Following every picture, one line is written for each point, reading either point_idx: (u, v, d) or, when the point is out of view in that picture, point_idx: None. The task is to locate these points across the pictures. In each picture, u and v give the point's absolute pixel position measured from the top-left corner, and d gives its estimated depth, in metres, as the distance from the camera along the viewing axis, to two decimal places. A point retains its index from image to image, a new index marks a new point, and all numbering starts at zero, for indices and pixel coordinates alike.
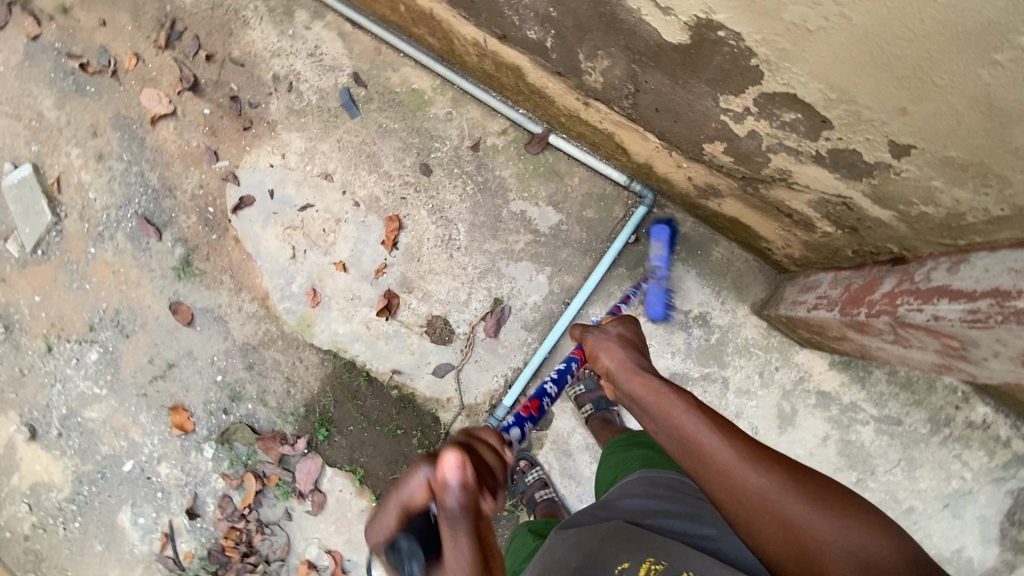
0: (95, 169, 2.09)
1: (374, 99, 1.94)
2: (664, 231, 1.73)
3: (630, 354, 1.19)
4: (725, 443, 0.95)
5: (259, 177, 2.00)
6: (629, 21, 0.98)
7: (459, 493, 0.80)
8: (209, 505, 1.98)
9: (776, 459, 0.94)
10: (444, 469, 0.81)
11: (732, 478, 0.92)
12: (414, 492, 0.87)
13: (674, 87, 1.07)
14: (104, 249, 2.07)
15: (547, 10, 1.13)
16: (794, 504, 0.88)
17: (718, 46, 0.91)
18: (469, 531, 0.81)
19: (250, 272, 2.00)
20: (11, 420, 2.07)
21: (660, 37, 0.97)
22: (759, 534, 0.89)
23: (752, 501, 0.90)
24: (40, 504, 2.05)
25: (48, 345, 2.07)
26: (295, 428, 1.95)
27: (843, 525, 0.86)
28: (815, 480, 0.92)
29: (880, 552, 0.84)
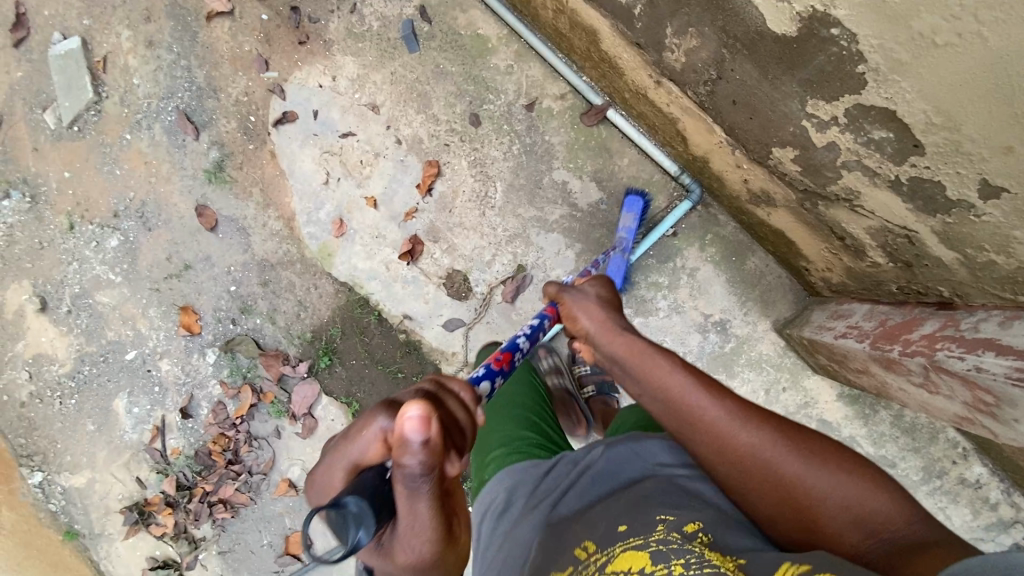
0: (143, 55, 2.05)
1: (437, 38, 1.88)
2: (636, 202, 1.70)
3: (607, 314, 1.22)
4: (714, 403, 1.00)
5: (306, 95, 1.96)
6: (735, 1, 0.92)
7: (421, 455, 0.76)
8: (203, 408, 2.01)
9: (762, 415, 0.99)
10: (404, 427, 0.76)
11: (720, 437, 0.97)
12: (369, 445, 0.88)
13: (760, 82, 1.01)
14: (140, 138, 2.05)
15: None
16: (787, 462, 0.93)
17: (825, 45, 0.86)
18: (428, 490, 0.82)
19: (281, 190, 1.98)
20: (24, 289, 2.11)
21: (764, 23, 0.92)
22: (756, 492, 0.94)
23: (747, 462, 0.95)
24: (40, 375, 2.10)
25: (71, 224, 2.08)
26: (298, 351, 1.97)
27: (840, 482, 0.90)
28: (810, 439, 0.96)
29: (883, 507, 0.87)
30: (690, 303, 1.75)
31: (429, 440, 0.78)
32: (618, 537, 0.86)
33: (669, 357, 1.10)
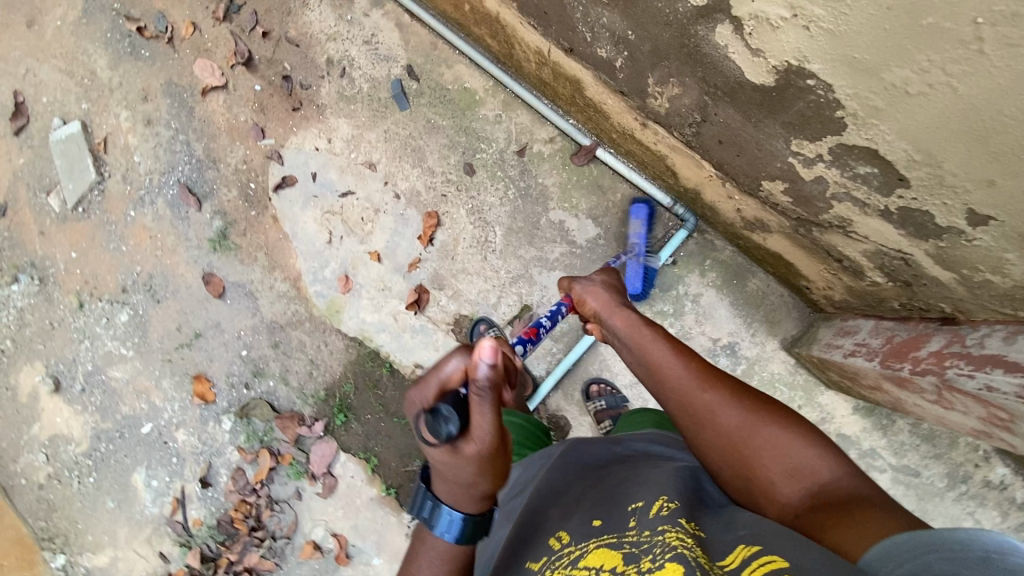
0: (142, 133, 2.11)
1: (426, 94, 1.95)
2: (642, 209, 1.77)
3: (612, 295, 1.36)
4: (682, 364, 1.10)
5: (303, 159, 2.01)
6: (711, 56, 0.95)
7: (490, 371, 0.89)
8: (222, 476, 2.01)
9: (723, 379, 1.07)
10: (479, 352, 0.91)
11: (682, 392, 1.07)
12: (451, 373, 0.98)
13: (744, 124, 1.05)
14: (144, 214, 2.10)
15: (624, 32, 1.09)
16: (737, 420, 0.99)
17: (803, 93, 0.90)
18: (494, 401, 0.91)
19: (285, 252, 2.01)
20: (37, 370, 2.14)
21: (742, 74, 0.95)
22: (707, 444, 1.00)
23: (702, 415, 1.02)
24: (58, 455, 2.12)
25: (80, 302, 2.12)
26: (313, 410, 1.98)
27: (782, 438, 0.95)
28: (765, 403, 1.02)
29: (820, 464, 0.91)
30: (698, 329, 1.77)
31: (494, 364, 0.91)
32: (592, 532, 0.85)
33: (655, 329, 1.21)
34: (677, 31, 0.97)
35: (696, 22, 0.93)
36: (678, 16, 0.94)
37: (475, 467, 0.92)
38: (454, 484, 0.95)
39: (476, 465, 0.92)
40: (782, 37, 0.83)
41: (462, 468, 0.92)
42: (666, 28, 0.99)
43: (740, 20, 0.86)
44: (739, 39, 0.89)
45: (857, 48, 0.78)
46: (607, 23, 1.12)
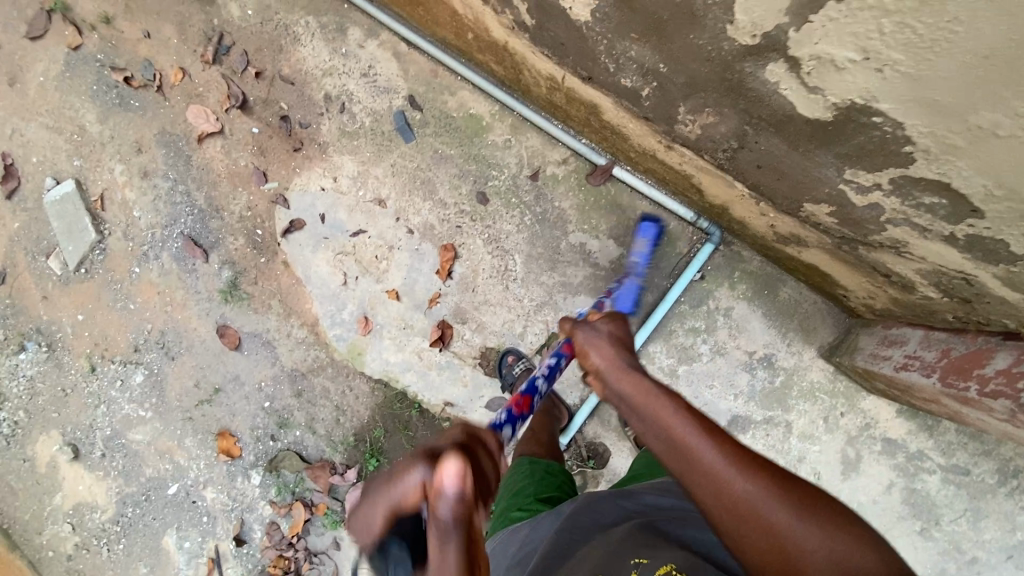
0: (140, 186, 2.04)
1: (431, 124, 1.89)
2: (649, 229, 1.72)
3: (619, 354, 1.21)
4: (713, 445, 0.90)
5: (310, 200, 1.95)
6: (758, 91, 0.92)
7: (455, 505, 0.77)
8: (256, 531, 1.96)
9: (766, 467, 0.88)
10: (444, 478, 0.79)
11: (719, 484, 0.86)
12: (412, 492, 0.85)
13: (790, 153, 1.02)
14: (149, 269, 2.03)
15: (655, 65, 1.04)
16: (790, 524, 0.82)
17: (866, 129, 0.86)
18: (460, 539, 0.75)
19: (300, 297, 1.96)
20: (54, 439, 2.07)
21: (792, 108, 0.92)
22: (742, 541, 0.84)
23: (739, 509, 0.84)
24: (83, 524, 2.06)
25: (92, 366, 2.05)
26: (344, 458, 1.93)
27: (842, 549, 0.79)
28: (804, 490, 0.86)
29: (876, 574, 0.77)
30: (732, 344, 1.74)
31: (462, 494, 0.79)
32: None
33: (671, 396, 1.03)
34: (720, 67, 0.93)
35: (741, 58, 0.89)
36: (722, 54, 0.91)
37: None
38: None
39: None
40: (844, 76, 0.80)
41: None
42: (706, 63, 0.94)
43: (798, 60, 0.83)
44: (796, 78, 0.86)
45: (938, 91, 0.75)
46: (635, 56, 1.07)
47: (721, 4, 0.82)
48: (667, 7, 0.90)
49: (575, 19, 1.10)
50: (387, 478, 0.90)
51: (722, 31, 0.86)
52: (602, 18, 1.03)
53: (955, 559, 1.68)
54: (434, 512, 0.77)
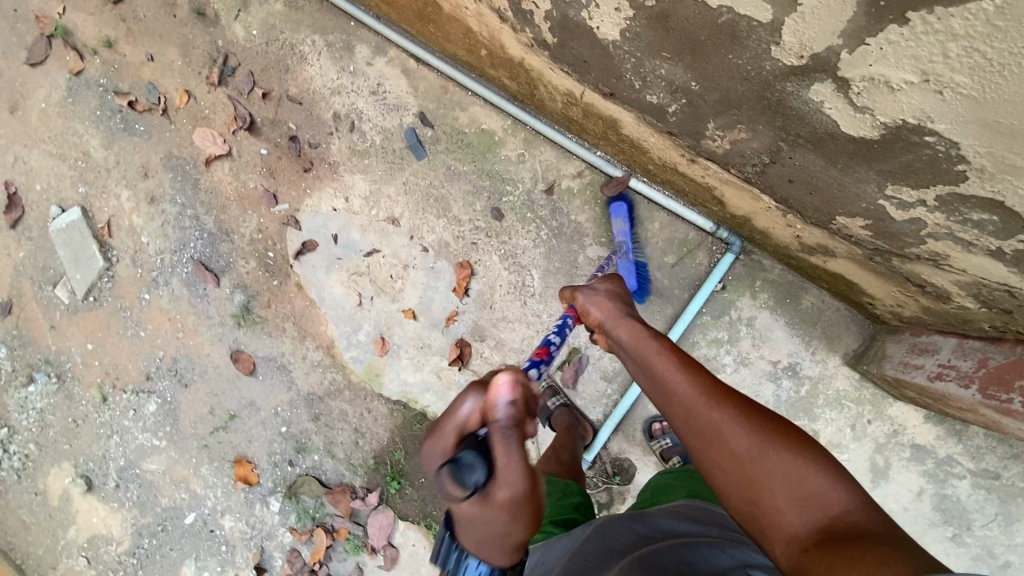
0: (147, 211, 2.01)
1: (443, 140, 1.87)
2: (622, 207, 1.75)
3: (617, 305, 1.24)
4: (688, 377, 1.02)
5: (322, 221, 1.93)
6: (799, 109, 0.91)
7: (511, 409, 0.86)
8: (277, 559, 1.93)
9: (734, 398, 0.99)
10: (497, 389, 0.87)
11: (690, 410, 0.99)
12: (468, 416, 0.91)
13: (827, 168, 1.01)
14: (159, 295, 2.00)
15: (686, 82, 1.03)
16: (748, 445, 0.93)
17: (915, 147, 0.85)
18: (520, 441, 0.89)
19: (315, 319, 1.93)
20: (67, 471, 2.03)
21: (834, 126, 0.91)
22: (712, 463, 0.96)
23: (710, 435, 0.96)
24: (100, 556, 2.02)
25: (103, 395, 2.01)
26: (364, 481, 1.91)
27: (791, 465, 0.90)
28: (773, 421, 0.96)
29: (826, 491, 0.87)
30: (755, 354, 1.72)
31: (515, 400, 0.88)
32: None
33: (660, 339, 1.12)
34: (759, 86, 0.92)
35: (782, 77, 0.88)
36: (762, 73, 0.90)
37: (509, 512, 0.94)
38: (487, 531, 0.96)
39: (509, 509, 0.93)
40: (895, 96, 0.79)
41: (495, 513, 0.93)
42: (743, 82, 0.94)
43: (847, 80, 0.82)
44: (843, 97, 0.85)
45: (1000, 112, 0.73)
46: (664, 74, 1.06)
47: (765, 25, 0.81)
48: (705, 27, 0.89)
49: (602, 37, 1.08)
50: (436, 423, 0.95)
51: (766, 51, 0.84)
52: (631, 36, 1.02)
53: (988, 565, 1.66)
54: (496, 426, 0.87)
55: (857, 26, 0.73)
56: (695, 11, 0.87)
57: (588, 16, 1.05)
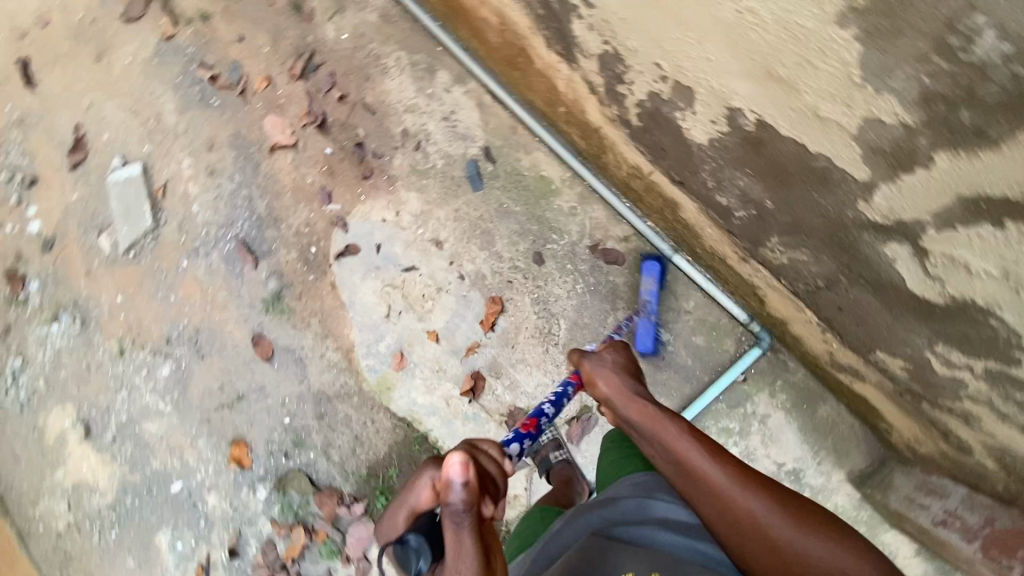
0: (204, 183, 2.06)
1: (501, 177, 1.92)
2: (654, 267, 1.78)
3: (625, 380, 1.29)
4: (716, 466, 1.08)
5: (368, 229, 1.97)
6: (872, 257, 0.99)
7: (462, 490, 0.88)
8: (251, 547, 1.94)
9: (759, 481, 1.06)
10: (449, 469, 0.90)
11: (726, 500, 1.03)
12: (423, 496, 1.02)
13: (881, 310, 1.08)
14: (197, 265, 2.04)
15: (761, 198, 1.10)
16: (781, 529, 0.99)
17: (978, 324, 0.92)
18: (472, 526, 0.89)
19: (340, 321, 1.96)
20: (68, 414, 2.05)
21: (901, 279, 0.98)
22: (747, 551, 1.00)
23: (741, 521, 1.01)
24: (79, 505, 2.01)
25: (121, 348, 2.05)
26: (353, 489, 1.92)
27: (819, 544, 0.98)
28: (795, 501, 1.05)
29: (856, 566, 0.96)
30: (763, 451, 1.72)
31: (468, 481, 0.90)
32: None
33: (679, 422, 1.17)
34: (834, 223, 1.00)
35: (862, 224, 0.96)
36: (843, 216, 0.98)
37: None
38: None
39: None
40: (967, 278, 0.87)
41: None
42: (819, 216, 1.02)
43: (927, 251, 0.90)
44: (918, 262, 0.93)
45: None
46: (741, 184, 1.12)
47: (861, 181, 0.90)
48: (800, 164, 0.97)
49: (688, 138, 1.14)
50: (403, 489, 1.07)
51: (852, 200, 0.93)
52: (719, 147, 1.09)
53: None
54: (447, 508, 0.88)
55: (951, 212, 0.82)
56: (794, 149, 0.95)
57: (683, 118, 1.12)
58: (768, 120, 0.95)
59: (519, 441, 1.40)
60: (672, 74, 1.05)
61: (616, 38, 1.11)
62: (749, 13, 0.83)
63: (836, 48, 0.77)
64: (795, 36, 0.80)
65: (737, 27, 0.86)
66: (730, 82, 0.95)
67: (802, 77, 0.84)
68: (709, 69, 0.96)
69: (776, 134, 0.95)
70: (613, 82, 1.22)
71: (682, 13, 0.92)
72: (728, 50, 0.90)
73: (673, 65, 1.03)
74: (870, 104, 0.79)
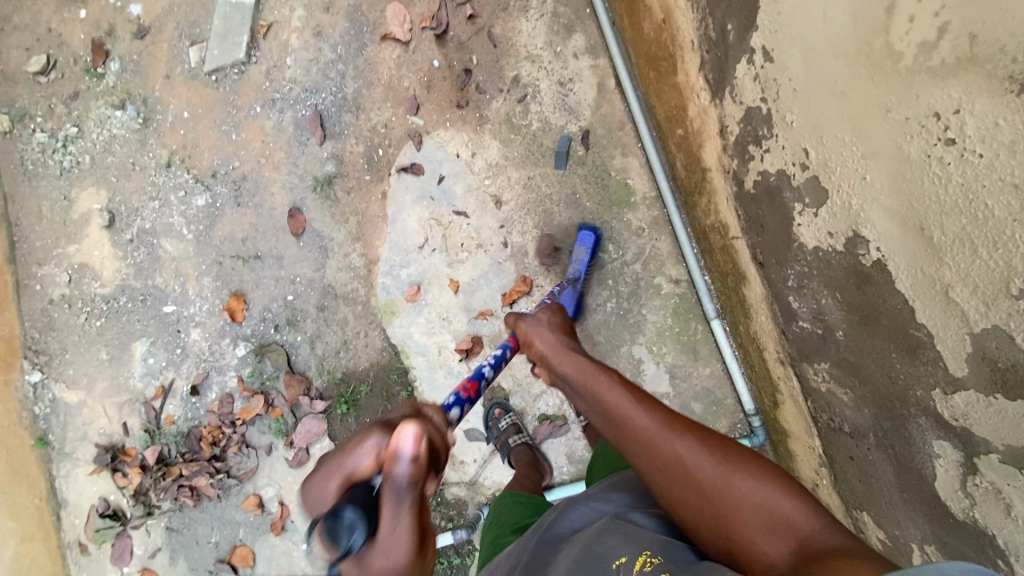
0: (307, 40, 2.00)
1: (587, 166, 1.85)
2: (588, 237, 1.79)
3: (556, 334, 1.22)
4: (639, 412, 0.93)
5: (440, 157, 1.93)
6: (915, 439, 0.99)
7: (412, 464, 0.80)
8: (212, 392, 2.01)
9: (685, 426, 0.90)
10: (400, 439, 0.82)
11: (646, 446, 0.89)
12: (362, 462, 0.86)
13: (891, 481, 1.09)
14: (268, 116, 2.02)
15: (835, 325, 1.10)
16: (705, 474, 0.83)
17: (985, 555, 0.92)
18: (412, 508, 0.80)
19: (377, 231, 1.95)
20: (99, 199, 2.09)
21: (931, 475, 0.98)
22: (671, 500, 0.85)
23: (663, 466, 0.86)
24: (79, 284, 2.09)
25: (169, 161, 2.06)
26: (322, 386, 1.97)
27: (755, 490, 0.80)
28: (729, 444, 0.87)
29: (797, 512, 0.77)
30: None
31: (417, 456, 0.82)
32: None
33: (606, 371, 1.05)
34: (893, 386, 1.00)
35: (920, 407, 0.96)
36: (908, 389, 0.97)
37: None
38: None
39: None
40: (1000, 515, 0.87)
41: None
42: (882, 373, 1.01)
43: (977, 471, 0.89)
44: (960, 476, 0.92)
45: None
46: (822, 301, 1.11)
47: (951, 375, 0.88)
48: (894, 321, 0.96)
49: (795, 234, 1.14)
50: (342, 446, 0.91)
51: (930, 384, 0.92)
52: (822, 260, 1.08)
53: None
54: (390, 481, 0.80)
55: None
56: (899, 304, 0.94)
57: (799, 211, 1.11)
58: (888, 265, 0.94)
59: (459, 407, 1.22)
60: (816, 168, 1.04)
61: (776, 104, 1.09)
62: (937, 161, 0.82)
63: (1011, 247, 0.76)
64: (973, 210, 0.79)
65: (916, 167, 0.86)
66: (873, 211, 0.94)
67: (953, 249, 0.84)
68: (858, 187, 0.96)
69: (889, 283, 0.95)
70: (747, 139, 1.19)
71: (865, 123, 0.92)
72: (891, 181, 0.90)
73: (824, 159, 1.01)
74: (1010, 317, 0.77)
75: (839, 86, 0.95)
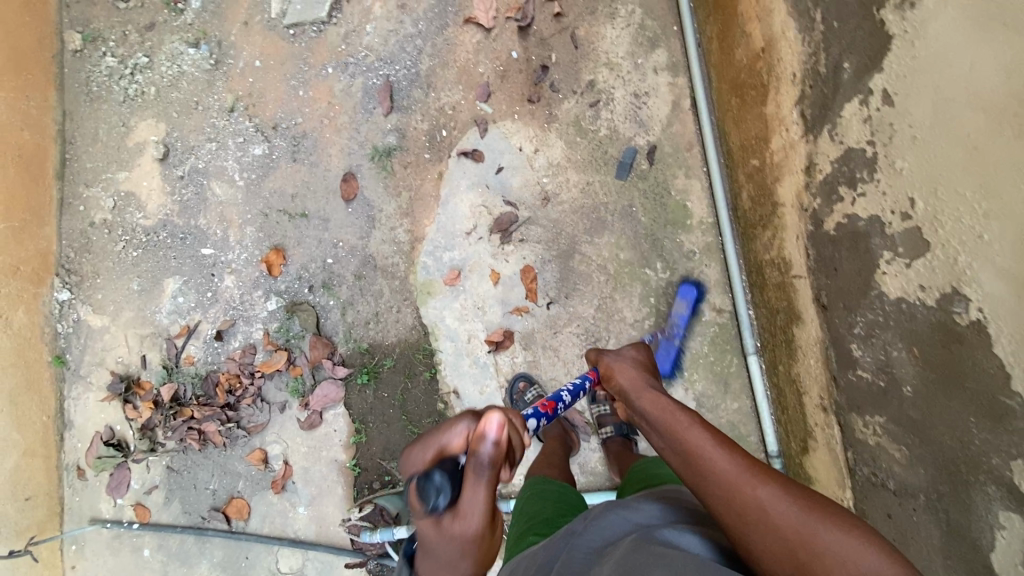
0: (389, 11, 2.01)
1: (648, 182, 1.84)
2: (690, 292, 1.78)
3: (640, 374, 1.27)
4: (722, 449, 0.94)
5: (502, 147, 1.93)
6: (977, 507, 0.97)
7: (492, 448, 0.87)
8: (236, 341, 2.01)
9: (771, 472, 0.88)
10: (486, 422, 0.89)
11: (727, 484, 0.88)
12: (454, 439, 0.93)
13: (935, 546, 1.07)
14: (338, 78, 2.02)
15: (904, 379, 1.10)
16: (785, 515, 0.81)
17: None
18: (490, 484, 0.87)
19: (426, 210, 1.95)
20: (156, 132, 2.09)
21: (988, 546, 0.96)
22: (749, 543, 0.81)
23: (743, 504, 0.84)
24: (122, 212, 2.09)
25: (233, 106, 2.06)
26: (346, 353, 1.96)
27: (844, 544, 0.75)
28: (813, 497, 0.84)
29: (885, 567, 0.72)
30: None
31: (498, 440, 0.89)
32: None
33: (687, 411, 1.06)
34: (964, 449, 0.99)
35: (991, 476, 0.95)
36: (982, 455, 0.96)
37: (456, 551, 0.88)
38: (431, 563, 0.91)
39: (459, 544, 0.87)
40: None
41: (442, 549, 0.89)
42: (953, 434, 1.01)
43: None
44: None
45: None
46: (892, 355, 1.12)
47: None
48: (981, 386, 0.95)
49: (875, 283, 1.14)
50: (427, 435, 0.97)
51: (1012, 454, 0.91)
52: (904, 312, 1.08)
53: None
54: (472, 458, 0.88)
55: None
56: (991, 369, 0.93)
57: (886, 260, 1.12)
58: (988, 328, 0.93)
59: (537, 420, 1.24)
60: (920, 219, 1.04)
61: (885, 149, 1.09)
62: None
63: None
64: None
65: None
66: (985, 271, 0.93)
67: None
68: (970, 243, 0.95)
69: (984, 345, 0.93)
70: (839, 180, 1.20)
71: (995, 181, 0.91)
72: (1011, 243, 0.89)
73: (935, 211, 1.01)
74: None
75: (973, 138, 0.94)
